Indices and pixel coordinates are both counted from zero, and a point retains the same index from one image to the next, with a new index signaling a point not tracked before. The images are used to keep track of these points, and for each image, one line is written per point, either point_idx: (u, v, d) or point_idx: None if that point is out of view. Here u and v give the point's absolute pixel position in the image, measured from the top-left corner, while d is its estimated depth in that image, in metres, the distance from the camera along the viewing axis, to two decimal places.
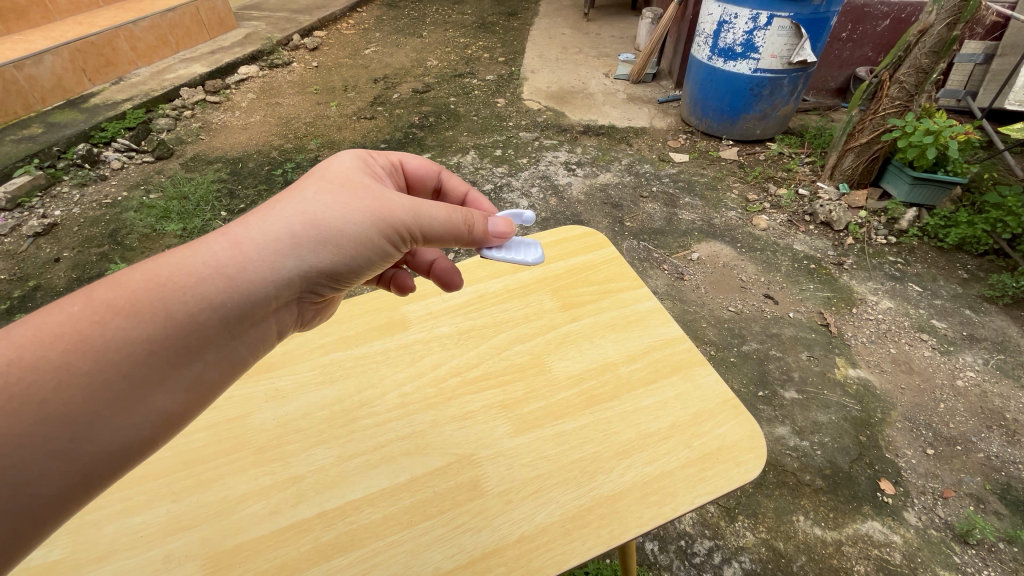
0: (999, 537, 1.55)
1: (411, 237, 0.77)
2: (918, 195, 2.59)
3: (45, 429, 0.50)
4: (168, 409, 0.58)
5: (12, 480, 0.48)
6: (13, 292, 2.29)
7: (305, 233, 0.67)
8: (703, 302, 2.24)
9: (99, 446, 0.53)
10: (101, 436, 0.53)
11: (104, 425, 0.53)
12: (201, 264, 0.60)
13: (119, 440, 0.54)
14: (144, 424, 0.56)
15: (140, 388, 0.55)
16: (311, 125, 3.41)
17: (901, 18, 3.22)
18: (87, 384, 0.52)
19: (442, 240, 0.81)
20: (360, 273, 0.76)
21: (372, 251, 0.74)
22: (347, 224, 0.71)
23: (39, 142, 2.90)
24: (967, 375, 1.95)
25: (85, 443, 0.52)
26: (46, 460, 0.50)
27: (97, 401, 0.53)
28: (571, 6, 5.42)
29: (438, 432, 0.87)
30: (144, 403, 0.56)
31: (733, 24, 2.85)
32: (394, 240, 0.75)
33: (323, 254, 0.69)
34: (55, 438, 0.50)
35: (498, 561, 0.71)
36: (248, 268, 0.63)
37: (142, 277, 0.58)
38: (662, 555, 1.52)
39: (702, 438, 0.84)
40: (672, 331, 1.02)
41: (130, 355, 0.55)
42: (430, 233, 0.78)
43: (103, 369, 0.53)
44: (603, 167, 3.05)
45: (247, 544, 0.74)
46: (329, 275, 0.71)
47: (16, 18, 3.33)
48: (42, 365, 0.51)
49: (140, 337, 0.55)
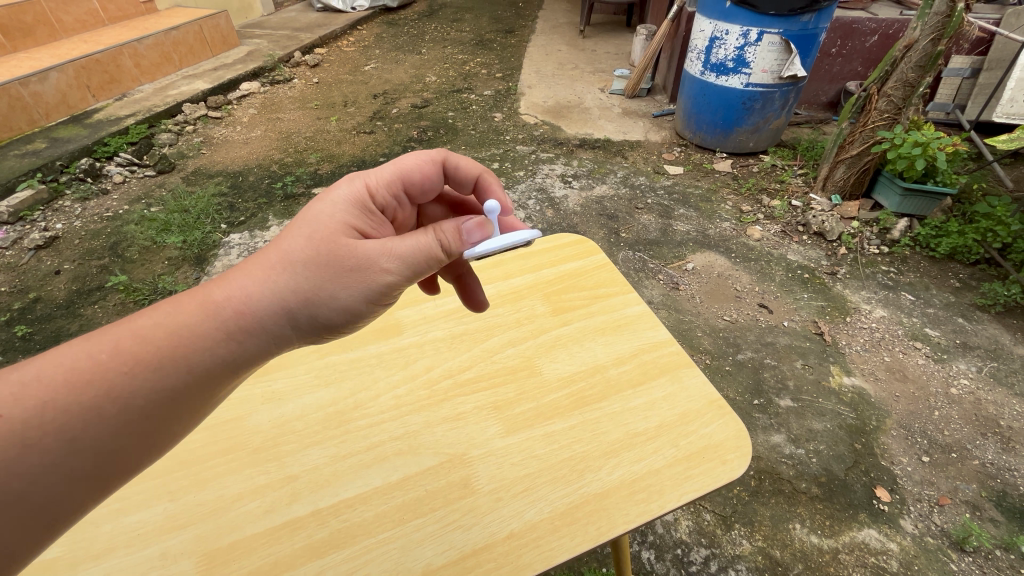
0: (996, 545, 1.55)
1: (400, 291, 0.80)
2: (909, 206, 2.63)
3: (70, 465, 0.56)
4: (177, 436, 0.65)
5: (40, 506, 0.55)
6: (13, 304, 2.31)
7: (298, 306, 0.71)
8: (698, 311, 2.27)
9: (117, 472, 0.61)
10: (116, 462, 0.60)
11: (124, 457, 0.61)
12: (209, 323, 0.65)
13: (136, 467, 0.62)
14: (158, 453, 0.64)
15: (159, 427, 0.63)
16: (310, 140, 3.46)
17: (888, 34, 3.30)
18: (114, 427, 0.59)
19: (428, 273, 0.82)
20: (352, 325, 0.80)
21: (364, 316, 0.78)
22: (340, 297, 0.73)
23: (42, 157, 2.95)
24: (961, 383, 1.97)
25: (108, 470, 0.59)
26: (71, 487, 0.57)
27: (118, 438, 0.59)
28: (566, 23, 5.53)
29: (431, 433, 0.89)
30: (161, 436, 0.63)
31: (725, 40, 2.91)
32: (385, 303, 0.79)
33: (315, 327, 0.74)
34: (83, 470, 0.57)
35: (488, 557, 0.73)
36: (245, 332, 0.68)
37: (161, 329, 0.63)
38: (658, 564, 1.51)
39: (689, 437, 0.85)
40: (660, 335, 1.04)
41: (149, 395, 0.61)
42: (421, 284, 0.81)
43: (127, 413, 0.59)
44: (599, 179, 3.09)
45: (241, 541, 0.76)
46: (323, 334, 0.77)
47: (23, 37, 3.42)
48: (71, 408, 0.56)
49: (163, 381, 0.62)
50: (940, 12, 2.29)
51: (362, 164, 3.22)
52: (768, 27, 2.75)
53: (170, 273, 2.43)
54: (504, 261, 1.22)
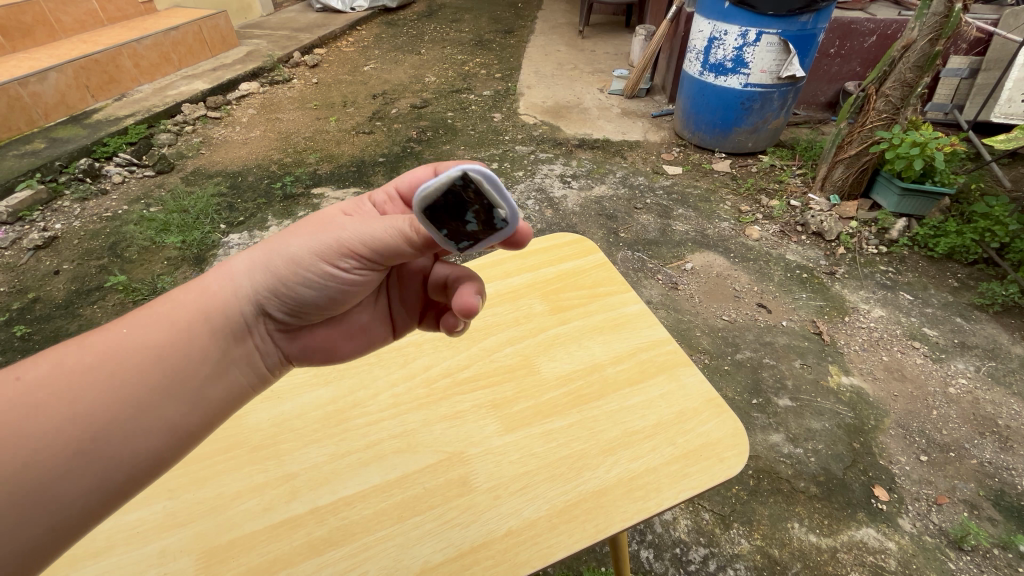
0: (994, 543, 1.56)
1: (356, 258, 0.73)
2: (907, 206, 2.64)
3: (66, 431, 0.59)
4: (176, 420, 0.66)
5: (39, 474, 0.57)
6: (12, 304, 2.31)
7: (260, 259, 0.73)
8: (697, 311, 2.27)
9: (113, 450, 0.61)
10: (113, 439, 0.61)
11: (119, 431, 0.62)
12: (195, 292, 0.72)
13: (132, 447, 0.63)
14: (153, 434, 0.64)
15: (151, 401, 0.64)
16: (310, 140, 3.46)
17: (886, 34, 3.31)
18: (107, 393, 0.62)
19: (397, 256, 0.73)
20: (320, 301, 0.76)
21: (308, 273, 0.72)
22: (289, 245, 0.73)
23: (41, 158, 2.95)
24: (959, 382, 1.97)
25: (102, 443, 0.61)
26: (69, 457, 0.59)
27: (110, 407, 0.62)
28: (566, 24, 5.53)
29: (429, 431, 0.89)
30: (153, 413, 0.64)
31: (723, 40, 2.92)
32: (331, 263, 0.71)
33: (266, 281, 0.72)
34: (79, 438, 0.60)
35: (486, 554, 0.74)
36: (219, 292, 0.72)
37: (160, 305, 0.71)
38: (657, 563, 1.52)
39: (687, 435, 0.86)
40: (658, 333, 1.04)
41: (144, 365, 0.65)
42: (376, 252, 0.72)
43: (119, 380, 0.63)
44: (598, 179, 3.09)
45: (241, 539, 0.76)
46: (280, 300, 0.74)
47: (23, 37, 3.42)
48: (73, 375, 0.62)
49: (152, 348, 0.66)
50: (938, 13, 2.29)
51: (362, 164, 3.22)
52: (766, 27, 2.76)
53: (169, 273, 2.43)
54: (503, 260, 1.22)
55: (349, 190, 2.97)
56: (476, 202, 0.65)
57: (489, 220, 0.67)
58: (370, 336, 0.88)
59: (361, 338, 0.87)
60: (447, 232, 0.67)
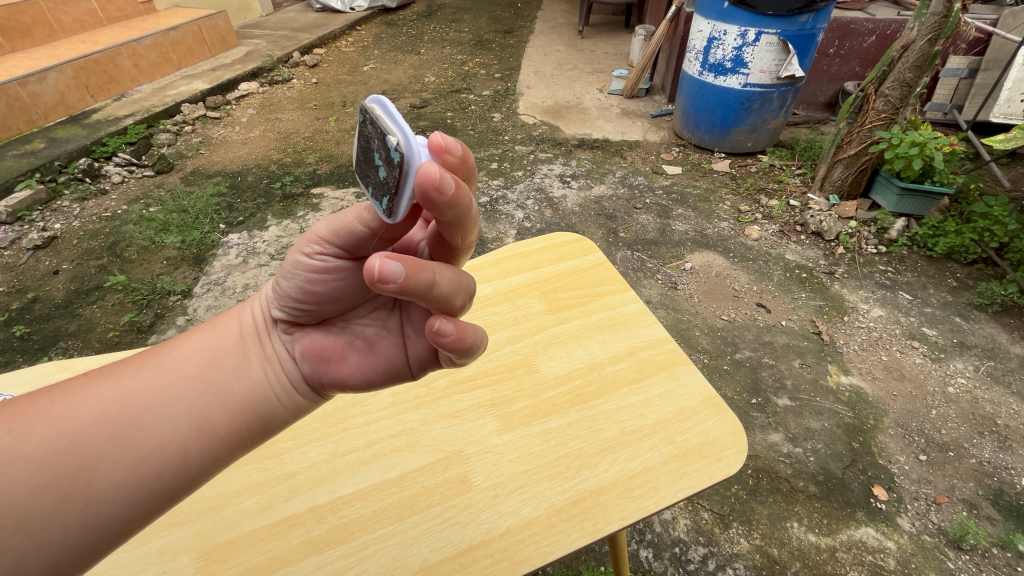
0: (993, 543, 1.56)
1: (319, 240, 0.65)
2: (906, 205, 2.64)
3: (98, 416, 0.55)
4: (201, 409, 0.58)
5: (68, 463, 0.52)
6: (11, 304, 2.31)
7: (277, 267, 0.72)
8: (696, 310, 2.27)
9: (141, 441, 0.55)
10: (140, 430, 0.56)
11: (146, 420, 0.56)
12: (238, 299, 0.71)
13: (159, 438, 0.56)
14: (179, 423, 0.57)
15: (180, 388, 0.58)
16: (309, 140, 3.46)
17: (886, 34, 3.32)
18: (139, 379, 0.58)
19: (354, 232, 0.63)
20: (315, 293, 0.66)
21: (283, 264, 0.67)
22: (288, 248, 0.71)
23: (41, 158, 2.95)
24: (958, 382, 1.97)
25: (130, 432, 0.55)
26: (97, 446, 0.54)
27: (140, 394, 0.57)
28: (566, 24, 5.53)
29: (429, 430, 0.89)
30: (181, 400, 0.58)
31: (722, 40, 2.92)
32: (298, 249, 0.66)
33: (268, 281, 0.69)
34: (107, 426, 0.55)
35: (485, 552, 0.74)
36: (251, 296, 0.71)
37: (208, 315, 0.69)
38: (656, 562, 1.52)
39: (685, 435, 0.86)
40: (656, 332, 1.04)
41: (178, 356, 0.60)
42: (335, 229, 0.64)
43: (152, 367, 0.59)
44: (597, 179, 3.09)
45: (240, 537, 0.76)
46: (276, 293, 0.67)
47: (22, 37, 3.42)
48: (114, 366, 0.59)
49: (187, 341, 0.63)
50: (936, 13, 2.29)
51: None
52: (765, 27, 2.76)
53: (168, 273, 2.43)
54: (502, 260, 1.22)
55: (348, 189, 2.97)
56: (375, 138, 0.57)
57: (387, 154, 0.54)
58: (378, 355, 0.67)
59: (365, 356, 0.67)
60: (374, 187, 0.58)
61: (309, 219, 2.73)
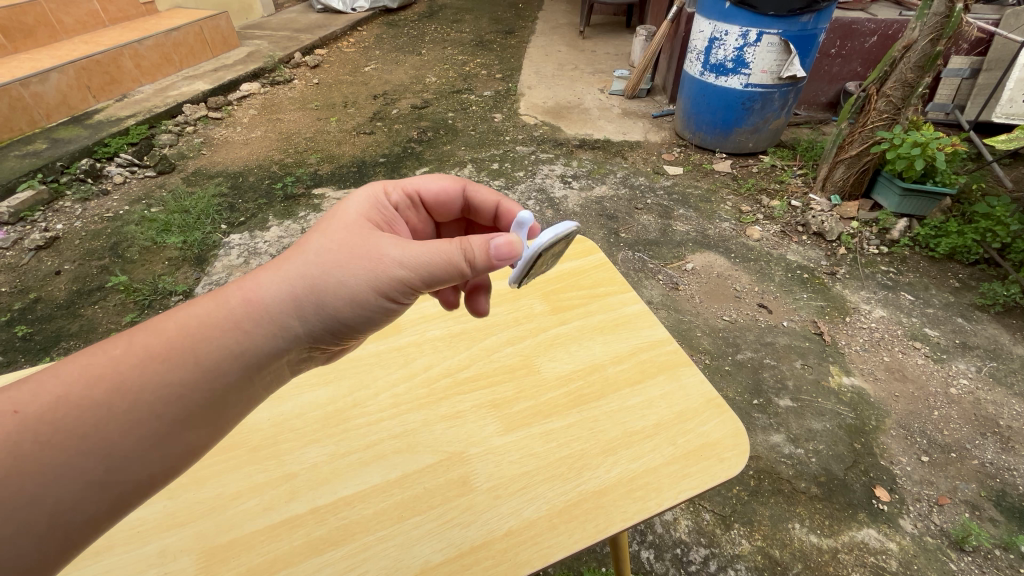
0: (995, 544, 1.56)
1: (412, 289, 0.77)
2: (908, 206, 2.64)
3: (83, 462, 0.57)
4: (194, 445, 0.64)
5: (49, 507, 0.55)
6: (13, 304, 2.31)
7: (304, 295, 0.71)
8: (697, 311, 2.27)
9: (129, 477, 0.60)
10: (129, 469, 0.60)
11: (135, 461, 0.60)
12: (221, 312, 0.66)
13: (147, 471, 0.61)
14: (170, 457, 0.63)
15: (171, 428, 0.62)
16: (311, 141, 3.46)
17: (887, 34, 3.31)
18: (124, 425, 0.59)
19: (445, 282, 0.78)
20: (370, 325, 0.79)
21: (369, 308, 0.75)
22: (345, 282, 0.72)
23: (43, 158, 2.96)
24: (961, 383, 1.97)
25: (118, 472, 0.59)
26: (80, 487, 0.57)
27: (127, 439, 0.59)
28: (566, 24, 5.53)
29: (429, 431, 0.89)
30: (173, 440, 0.62)
31: (724, 41, 2.92)
32: (391, 297, 0.76)
33: (329, 321, 0.73)
34: (93, 469, 0.57)
35: (486, 554, 0.74)
36: (259, 320, 0.68)
37: (176, 324, 0.65)
38: (657, 563, 1.51)
39: (687, 435, 0.86)
40: (658, 333, 1.04)
41: (165, 399, 0.61)
42: (431, 283, 0.77)
43: (138, 411, 0.60)
44: (598, 180, 3.09)
45: (240, 538, 0.76)
46: (331, 330, 0.75)
47: (25, 38, 3.43)
48: (83, 405, 0.58)
49: (169, 378, 0.62)
50: (939, 13, 2.28)
51: (362, 165, 3.22)
52: (766, 27, 2.75)
53: (170, 273, 2.44)
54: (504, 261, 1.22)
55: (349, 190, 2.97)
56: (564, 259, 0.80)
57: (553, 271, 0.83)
58: None
59: None
60: None
61: (310, 220, 2.74)
